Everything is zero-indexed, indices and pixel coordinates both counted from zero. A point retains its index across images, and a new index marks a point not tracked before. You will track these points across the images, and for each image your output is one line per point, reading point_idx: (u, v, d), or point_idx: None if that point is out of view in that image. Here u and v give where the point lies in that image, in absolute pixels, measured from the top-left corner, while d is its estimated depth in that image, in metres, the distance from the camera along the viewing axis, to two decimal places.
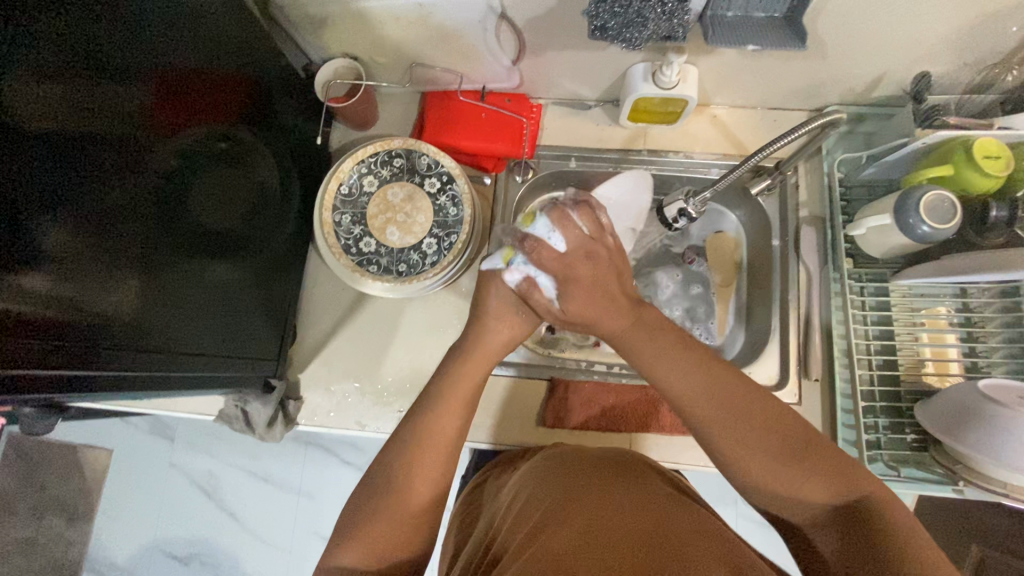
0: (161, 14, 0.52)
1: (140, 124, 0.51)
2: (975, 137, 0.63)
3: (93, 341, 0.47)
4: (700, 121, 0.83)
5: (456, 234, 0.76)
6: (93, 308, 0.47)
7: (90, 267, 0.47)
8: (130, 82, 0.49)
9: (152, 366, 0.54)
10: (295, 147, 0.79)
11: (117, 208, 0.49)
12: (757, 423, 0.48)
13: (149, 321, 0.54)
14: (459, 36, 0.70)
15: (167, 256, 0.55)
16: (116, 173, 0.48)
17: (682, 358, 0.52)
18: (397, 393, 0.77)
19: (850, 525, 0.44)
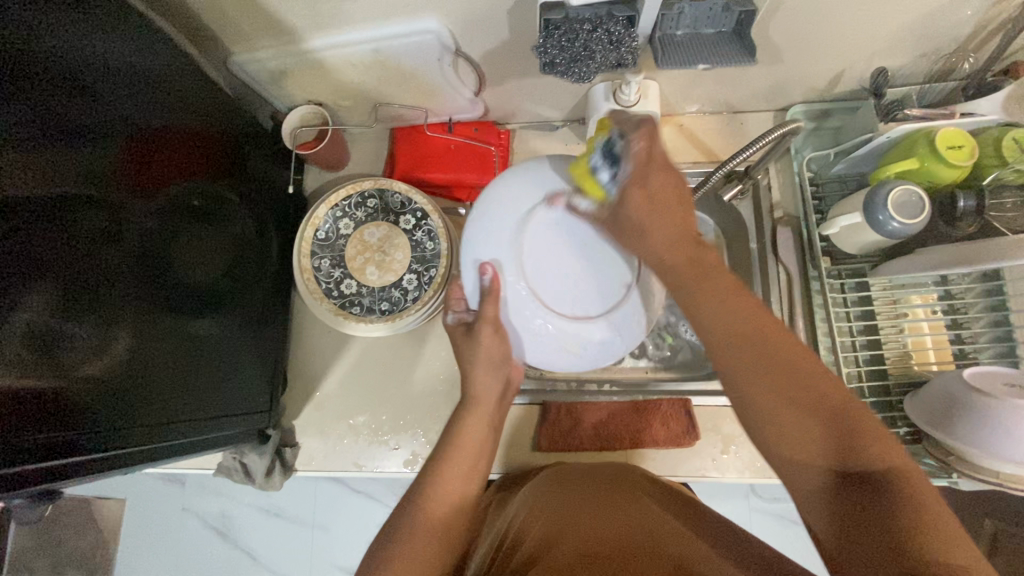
0: (121, 82, 0.53)
1: (111, 191, 0.52)
2: (936, 129, 0.63)
3: (80, 412, 0.48)
4: (668, 132, 0.84)
5: (435, 268, 0.76)
6: (92, 388, 0.49)
7: (81, 349, 0.49)
8: (98, 152, 0.51)
9: (152, 435, 0.56)
10: (268, 194, 0.79)
11: (99, 287, 0.51)
12: (777, 372, 0.42)
13: (136, 385, 0.54)
14: (418, 75, 0.71)
15: (148, 318, 0.56)
16: (97, 253, 0.50)
17: (718, 292, 0.46)
18: (392, 430, 0.78)
19: (863, 493, 0.39)
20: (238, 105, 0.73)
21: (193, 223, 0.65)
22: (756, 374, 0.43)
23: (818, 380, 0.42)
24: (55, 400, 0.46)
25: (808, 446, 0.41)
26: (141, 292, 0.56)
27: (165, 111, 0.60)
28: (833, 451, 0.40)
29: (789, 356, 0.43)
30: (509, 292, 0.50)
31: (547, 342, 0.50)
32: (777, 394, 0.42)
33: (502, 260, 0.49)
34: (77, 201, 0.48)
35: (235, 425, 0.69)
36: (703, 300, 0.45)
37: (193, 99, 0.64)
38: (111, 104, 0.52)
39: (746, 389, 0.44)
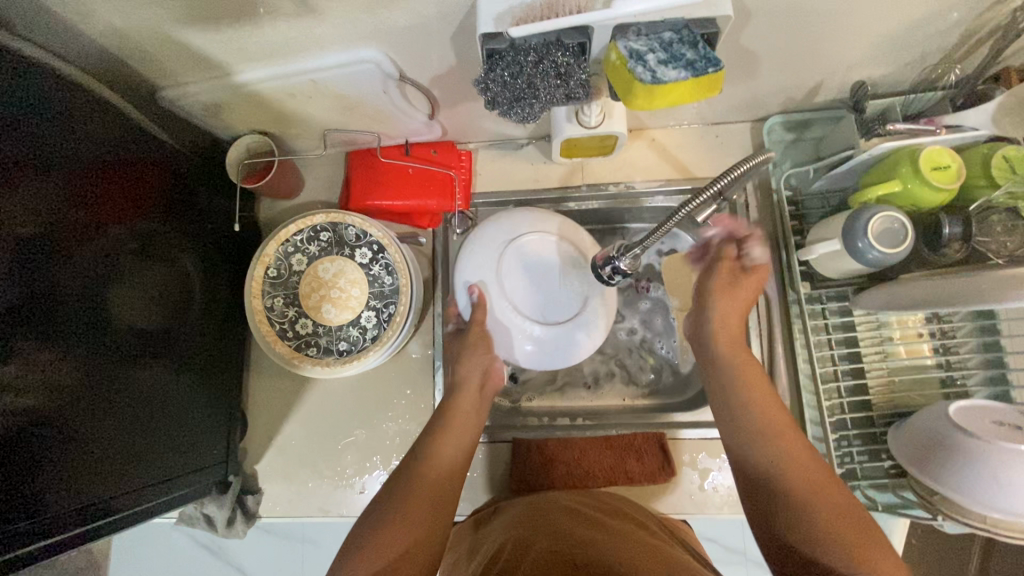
0: (37, 127, 0.50)
1: (34, 247, 0.49)
2: (922, 148, 0.59)
3: (10, 487, 0.45)
4: (639, 147, 0.79)
5: (394, 304, 0.73)
6: (36, 467, 0.47)
7: (19, 424, 0.46)
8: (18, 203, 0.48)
9: (107, 504, 0.54)
10: (216, 229, 0.75)
11: (31, 361, 0.48)
12: (809, 486, 0.51)
13: (81, 446, 0.52)
14: (363, 102, 0.66)
15: (88, 374, 0.53)
16: (25, 324, 0.48)
17: (779, 416, 0.57)
18: (358, 472, 0.75)
19: (791, 558, 0.48)
20: (173, 139, 0.69)
21: (139, 269, 0.61)
22: (750, 462, 0.55)
23: (822, 477, 0.52)
24: (1, 489, 0.44)
25: (805, 504, 0.50)
26: (83, 355, 0.53)
27: (92, 154, 0.56)
28: (815, 489, 0.50)
29: (814, 460, 0.53)
30: (494, 304, 0.66)
31: (523, 342, 0.66)
32: (777, 443, 0.55)
33: (487, 281, 0.66)
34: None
35: (193, 480, 0.67)
36: (748, 401, 0.58)
37: (119, 138, 0.60)
38: (22, 160, 0.48)
39: (751, 489, 0.54)
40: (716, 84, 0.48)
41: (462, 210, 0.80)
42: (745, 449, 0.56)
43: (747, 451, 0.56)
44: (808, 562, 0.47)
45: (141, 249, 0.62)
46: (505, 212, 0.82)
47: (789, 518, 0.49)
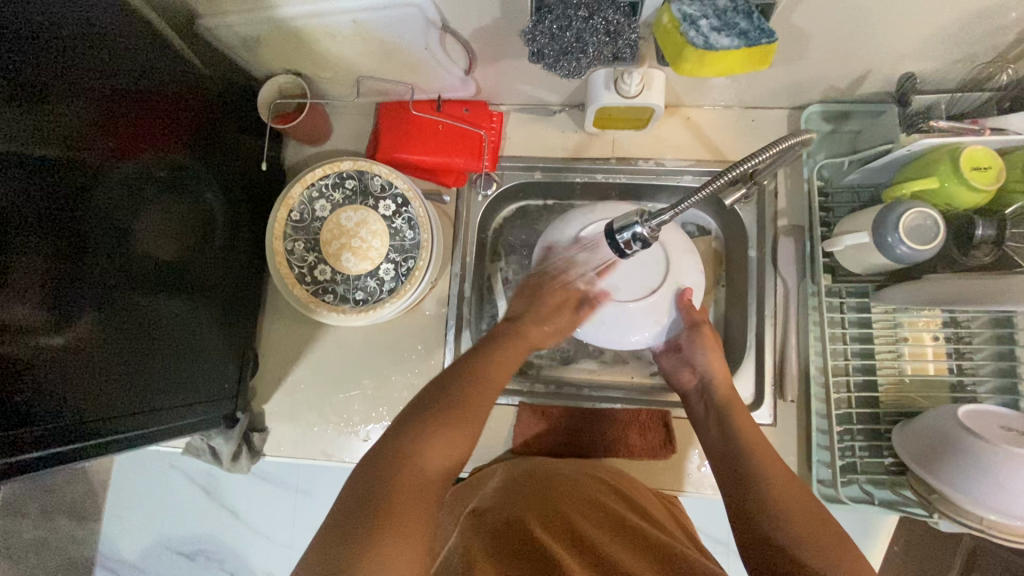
0: (80, 41, 0.50)
1: (60, 156, 0.49)
2: (964, 146, 0.58)
3: (23, 392, 0.46)
4: (673, 124, 0.78)
5: (414, 259, 0.73)
6: (45, 377, 0.48)
7: (36, 331, 0.47)
8: (52, 111, 0.48)
9: (119, 423, 0.55)
10: (243, 168, 0.75)
11: (52, 272, 0.48)
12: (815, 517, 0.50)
13: (96, 364, 0.53)
14: (401, 50, 0.65)
15: (109, 294, 0.54)
16: (46, 234, 0.47)
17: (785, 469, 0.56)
18: (363, 421, 0.76)
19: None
20: (204, 65, 0.67)
21: (160, 198, 0.61)
22: (741, 483, 0.56)
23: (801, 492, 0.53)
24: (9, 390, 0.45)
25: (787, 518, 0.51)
26: (101, 273, 0.53)
27: (128, 74, 0.56)
28: (812, 514, 0.51)
29: (799, 488, 0.54)
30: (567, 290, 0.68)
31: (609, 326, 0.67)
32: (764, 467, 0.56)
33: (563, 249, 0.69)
34: (18, 181, 0.45)
35: (203, 410, 0.68)
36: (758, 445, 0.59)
37: (151, 63, 0.59)
38: (47, 70, 0.48)
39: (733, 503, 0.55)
40: (767, 56, 0.48)
41: (489, 172, 0.80)
42: (742, 471, 0.57)
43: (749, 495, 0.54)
44: None
45: (166, 179, 0.62)
46: (532, 177, 0.81)
47: (786, 530, 0.50)
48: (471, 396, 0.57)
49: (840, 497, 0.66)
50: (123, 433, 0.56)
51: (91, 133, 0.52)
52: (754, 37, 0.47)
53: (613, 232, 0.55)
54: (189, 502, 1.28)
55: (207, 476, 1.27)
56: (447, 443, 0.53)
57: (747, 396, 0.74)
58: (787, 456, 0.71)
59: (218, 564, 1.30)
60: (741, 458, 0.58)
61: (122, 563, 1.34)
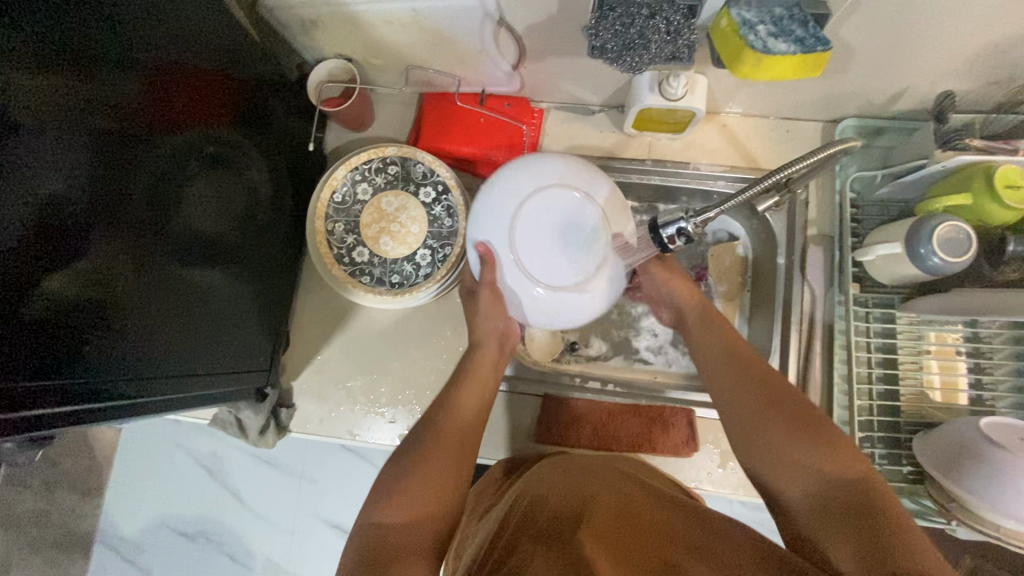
0: (142, 14, 0.52)
1: (121, 123, 0.51)
2: (999, 164, 0.59)
3: (71, 348, 0.48)
4: (708, 130, 0.80)
5: (451, 246, 0.74)
6: (79, 334, 0.48)
7: (90, 290, 0.49)
8: (117, 80, 0.50)
9: (142, 389, 0.55)
10: (288, 148, 0.77)
11: (107, 233, 0.50)
12: (803, 434, 0.51)
13: (138, 327, 0.54)
14: (454, 41, 0.67)
15: (156, 260, 0.56)
16: (88, 195, 0.48)
17: (751, 399, 0.55)
18: (389, 403, 0.77)
19: (851, 524, 0.45)
20: (260, 45, 0.69)
21: (205, 170, 0.62)
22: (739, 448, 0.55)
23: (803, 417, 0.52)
24: (61, 345, 0.46)
25: (793, 456, 0.50)
26: (139, 238, 0.54)
27: (187, 49, 0.58)
28: (804, 437, 0.51)
29: (771, 409, 0.54)
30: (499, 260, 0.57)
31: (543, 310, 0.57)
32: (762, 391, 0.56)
33: (497, 240, 0.57)
34: (64, 141, 0.46)
35: (232, 383, 0.69)
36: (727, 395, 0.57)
37: (211, 43, 0.61)
38: (107, 38, 0.49)
39: (739, 434, 0.55)
40: (821, 64, 0.49)
41: None
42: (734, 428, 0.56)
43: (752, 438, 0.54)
44: (858, 518, 0.45)
45: (215, 154, 0.64)
46: None
47: (797, 484, 0.50)
48: (444, 435, 0.60)
49: None
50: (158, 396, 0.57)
51: (143, 101, 0.53)
52: (812, 44, 0.49)
53: (657, 226, 0.57)
54: (194, 482, 1.28)
55: (213, 457, 1.27)
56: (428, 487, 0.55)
57: None
58: None
59: (218, 546, 1.30)
60: (733, 413, 0.56)
61: (122, 540, 1.33)
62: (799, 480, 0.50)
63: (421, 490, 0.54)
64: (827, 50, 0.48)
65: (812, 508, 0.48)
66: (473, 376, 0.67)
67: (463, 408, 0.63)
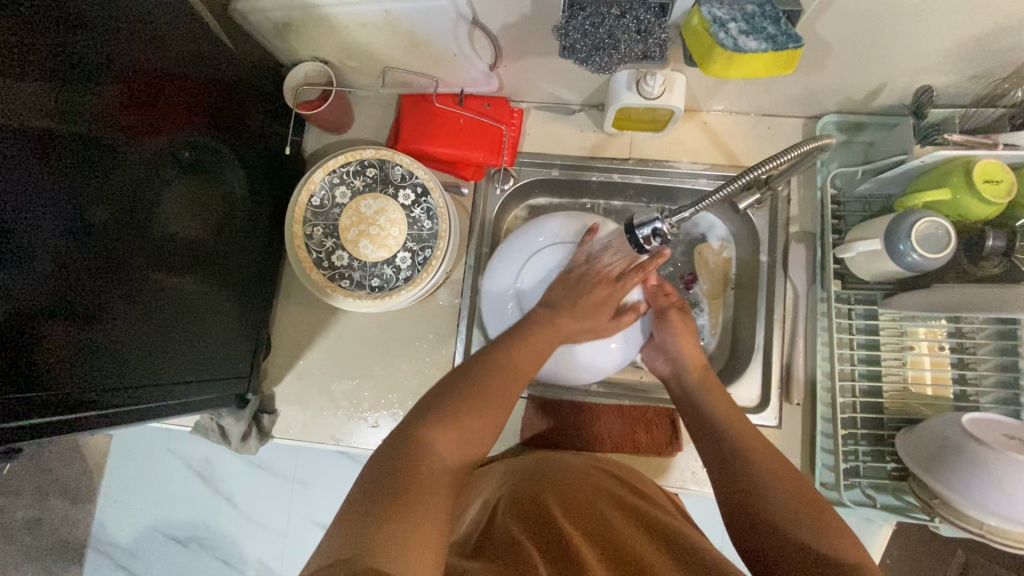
0: (117, 19, 0.52)
1: (94, 130, 0.50)
2: (977, 159, 0.59)
3: (45, 359, 0.47)
4: (689, 128, 0.79)
5: (431, 248, 0.74)
6: (53, 344, 0.47)
7: (62, 300, 0.48)
8: (89, 86, 0.49)
9: (119, 399, 0.54)
10: (265, 153, 0.76)
11: (81, 242, 0.49)
12: (805, 504, 0.51)
13: (115, 337, 0.54)
14: (429, 42, 0.66)
15: (131, 269, 0.55)
16: (63, 204, 0.48)
17: (771, 457, 0.56)
18: (372, 408, 0.77)
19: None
20: (234, 48, 0.68)
21: (180, 177, 0.62)
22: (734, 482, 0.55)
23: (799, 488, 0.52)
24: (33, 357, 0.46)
25: (784, 516, 0.50)
26: (115, 247, 0.53)
27: (162, 54, 0.57)
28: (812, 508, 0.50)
29: (793, 476, 0.54)
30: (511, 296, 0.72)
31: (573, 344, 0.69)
32: (763, 457, 0.56)
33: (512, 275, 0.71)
34: (38, 149, 0.45)
35: (212, 390, 0.68)
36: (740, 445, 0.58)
37: (186, 48, 0.60)
38: (80, 43, 0.48)
39: (726, 489, 0.55)
40: (793, 61, 0.49)
41: (507, 167, 0.81)
42: (729, 464, 0.57)
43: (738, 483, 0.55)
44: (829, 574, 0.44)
45: (190, 160, 0.63)
46: (548, 174, 0.82)
47: (776, 532, 0.49)
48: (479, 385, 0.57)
49: (842, 500, 0.67)
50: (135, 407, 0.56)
51: (118, 108, 0.53)
52: (784, 42, 0.48)
53: (633, 227, 0.57)
54: (186, 487, 1.28)
55: (205, 462, 1.27)
56: (463, 446, 0.53)
57: (752, 398, 0.75)
58: (790, 460, 0.72)
59: (212, 551, 1.29)
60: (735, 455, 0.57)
61: (116, 547, 1.33)
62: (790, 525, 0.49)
63: (454, 443, 0.53)
64: (798, 47, 0.47)
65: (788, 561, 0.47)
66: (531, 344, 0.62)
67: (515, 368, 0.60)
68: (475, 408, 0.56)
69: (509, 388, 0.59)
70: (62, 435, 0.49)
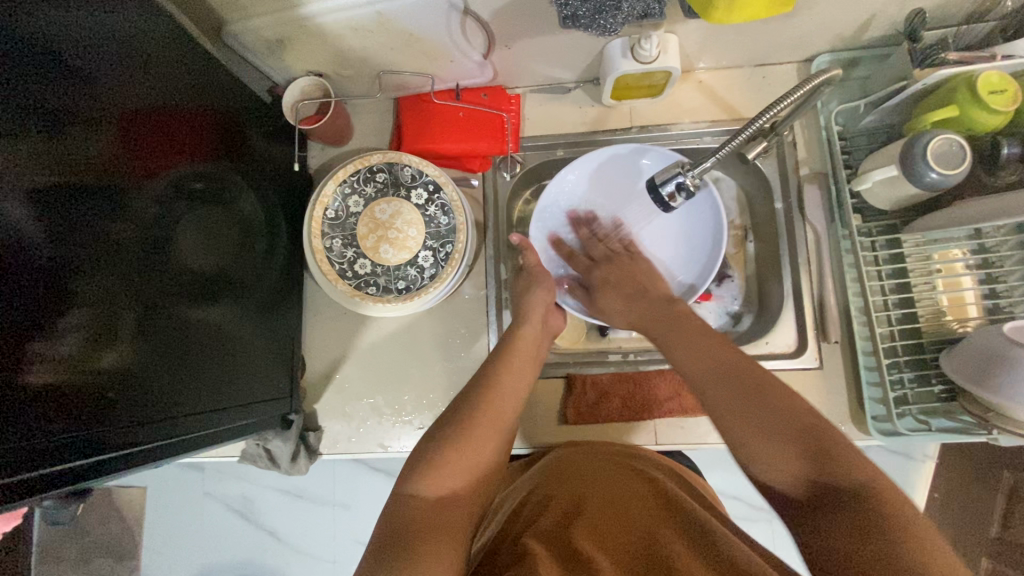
0: (121, 58, 0.51)
1: (109, 172, 0.50)
2: (978, 72, 0.59)
3: (97, 403, 0.47)
4: (686, 89, 0.80)
5: (451, 243, 0.74)
6: (101, 388, 0.48)
7: (103, 344, 0.48)
8: (102, 131, 0.49)
9: (174, 433, 0.55)
10: (273, 174, 0.76)
11: (113, 285, 0.50)
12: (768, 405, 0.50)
13: (157, 374, 0.54)
14: (423, 38, 0.67)
15: (161, 304, 0.55)
16: (86, 246, 0.47)
17: (723, 375, 0.54)
18: (415, 410, 0.77)
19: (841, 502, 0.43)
20: (229, 71, 0.68)
21: (195, 208, 0.61)
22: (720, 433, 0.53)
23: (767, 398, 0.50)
24: (83, 404, 0.46)
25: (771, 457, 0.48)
26: (139, 282, 0.53)
27: (162, 89, 0.57)
28: (779, 422, 0.48)
29: (739, 381, 0.52)
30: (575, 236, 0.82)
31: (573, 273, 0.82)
32: (725, 395, 0.53)
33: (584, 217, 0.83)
34: (62, 198, 0.45)
35: (255, 412, 0.68)
36: (698, 374, 0.56)
37: (185, 78, 0.60)
38: (90, 90, 0.48)
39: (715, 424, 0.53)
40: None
41: (512, 154, 0.82)
42: (712, 409, 0.54)
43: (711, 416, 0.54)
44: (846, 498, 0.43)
45: (201, 190, 0.63)
46: (554, 155, 0.83)
47: (768, 474, 0.48)
48: (493, 401, 0.62)
49: (898, 429, 0.67)
50: (191, 436, 0.57)
51: (129, 147, 0.52)
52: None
53: (656, 186, 0.58)
54: (229, 528, 1.27)
55: (244, 500, 1.26)
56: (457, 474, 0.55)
57: (790, 344, 0.75)
58: (837, 398, 0.73)
59: None
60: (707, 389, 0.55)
61: None
62: (789, 473, 0.47)
63: (448, 472, 0.55)
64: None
65: (797, 495, 0.46)
66: (514, 364, 0.66)
67: (525, 359, 0.67)
68: (476, 434, 0.58)
69: (497, 409, 0.61)
70: (118, 477, 0.48)
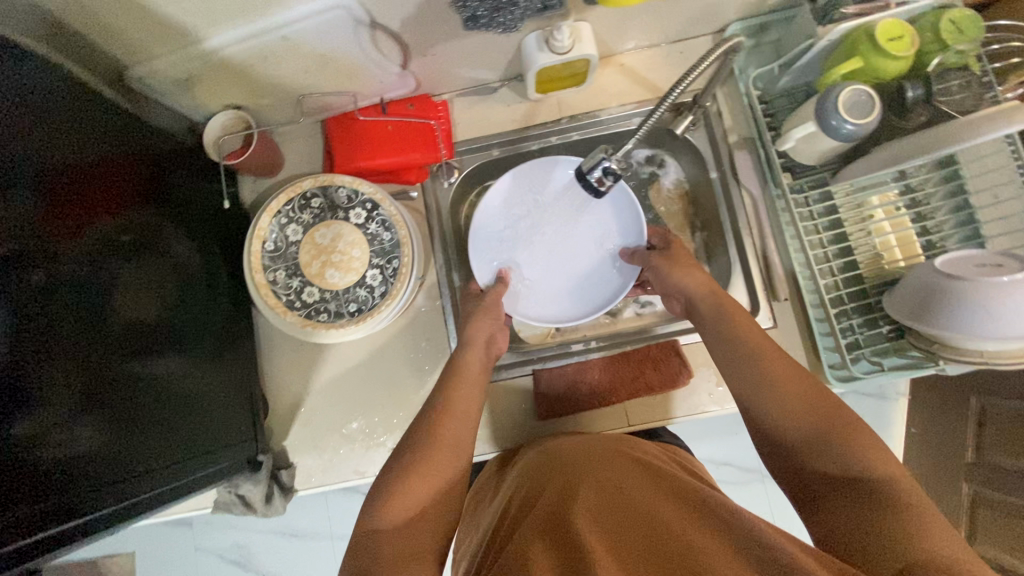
0: (25, 117, 0.49)
1: (33, 235, 0.48)
2: (875, 22, 0.62)
3: (46, 478, 0.45)
4: (609, 74, 0.81)
5: (398, 258, 0.73)
6: (51, 460, 0.46)
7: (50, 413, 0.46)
8: (22, 193, 0.47)
9: (131, 495, 0.53)
10: (203, 214, 0.73)
11: (51, 351, 0.47)
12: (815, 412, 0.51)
13: (112, 437, 0.52)
14: (337, 57, 0.66)
15: (108, 363, 0.53)
16: (16, 314, 0.45)
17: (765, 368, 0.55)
18: (387, 431, 0.76)
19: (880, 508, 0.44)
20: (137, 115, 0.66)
21: (128, 260, 0.59)
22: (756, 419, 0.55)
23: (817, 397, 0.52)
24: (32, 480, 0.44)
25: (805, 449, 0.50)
26: (78, 345, 0.50)
27: (75, 143, 0.55)
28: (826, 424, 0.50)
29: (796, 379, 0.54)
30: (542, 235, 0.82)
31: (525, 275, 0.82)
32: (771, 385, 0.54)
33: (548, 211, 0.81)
34: None
35: (220, 460, 0.66)
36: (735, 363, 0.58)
37: (94, 128, 0.58)
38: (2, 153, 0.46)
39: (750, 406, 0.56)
40: None
41: (448, 160, 0.81)
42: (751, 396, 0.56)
43: (746, 402, 0.55)
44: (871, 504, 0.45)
45: (133, 241, 0.61)
46: (490, 156, 0.83)
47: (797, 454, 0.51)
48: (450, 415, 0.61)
49: (853, 374, 0.69)
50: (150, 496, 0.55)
51: (51, 207, 0.50)
52: None
53: (584, 173, 0.58)
54: None
55: (237, 547, 1.22)
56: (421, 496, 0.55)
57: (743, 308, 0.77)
58: (795, 354, 0.74)
59: None
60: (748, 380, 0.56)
61: None
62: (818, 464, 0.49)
63: (414, 492, 0.55)
64: None
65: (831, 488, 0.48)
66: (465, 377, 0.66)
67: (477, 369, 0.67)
68: (438, 454, 0.58)
69: (452, 424, 0.61)
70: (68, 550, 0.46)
